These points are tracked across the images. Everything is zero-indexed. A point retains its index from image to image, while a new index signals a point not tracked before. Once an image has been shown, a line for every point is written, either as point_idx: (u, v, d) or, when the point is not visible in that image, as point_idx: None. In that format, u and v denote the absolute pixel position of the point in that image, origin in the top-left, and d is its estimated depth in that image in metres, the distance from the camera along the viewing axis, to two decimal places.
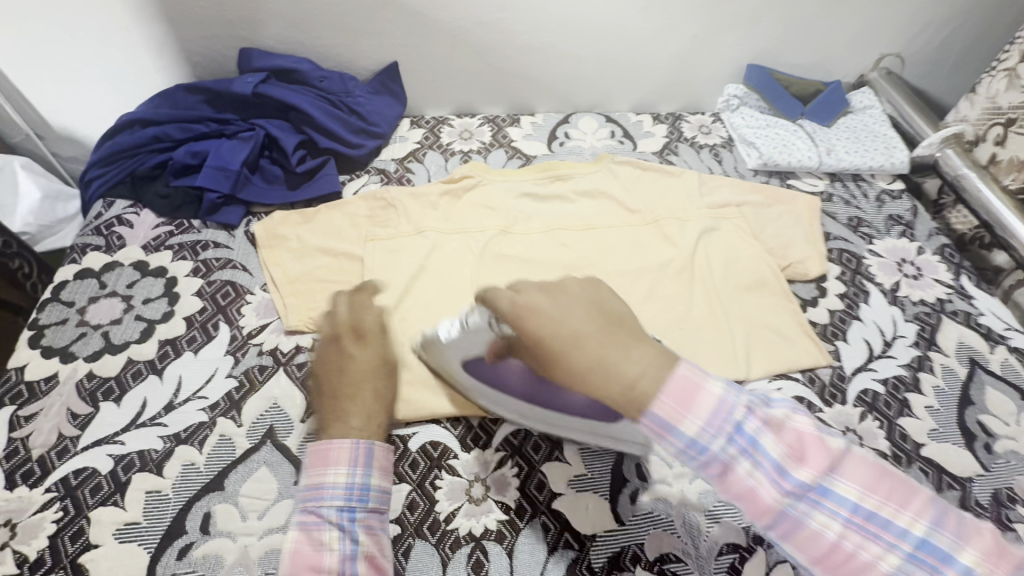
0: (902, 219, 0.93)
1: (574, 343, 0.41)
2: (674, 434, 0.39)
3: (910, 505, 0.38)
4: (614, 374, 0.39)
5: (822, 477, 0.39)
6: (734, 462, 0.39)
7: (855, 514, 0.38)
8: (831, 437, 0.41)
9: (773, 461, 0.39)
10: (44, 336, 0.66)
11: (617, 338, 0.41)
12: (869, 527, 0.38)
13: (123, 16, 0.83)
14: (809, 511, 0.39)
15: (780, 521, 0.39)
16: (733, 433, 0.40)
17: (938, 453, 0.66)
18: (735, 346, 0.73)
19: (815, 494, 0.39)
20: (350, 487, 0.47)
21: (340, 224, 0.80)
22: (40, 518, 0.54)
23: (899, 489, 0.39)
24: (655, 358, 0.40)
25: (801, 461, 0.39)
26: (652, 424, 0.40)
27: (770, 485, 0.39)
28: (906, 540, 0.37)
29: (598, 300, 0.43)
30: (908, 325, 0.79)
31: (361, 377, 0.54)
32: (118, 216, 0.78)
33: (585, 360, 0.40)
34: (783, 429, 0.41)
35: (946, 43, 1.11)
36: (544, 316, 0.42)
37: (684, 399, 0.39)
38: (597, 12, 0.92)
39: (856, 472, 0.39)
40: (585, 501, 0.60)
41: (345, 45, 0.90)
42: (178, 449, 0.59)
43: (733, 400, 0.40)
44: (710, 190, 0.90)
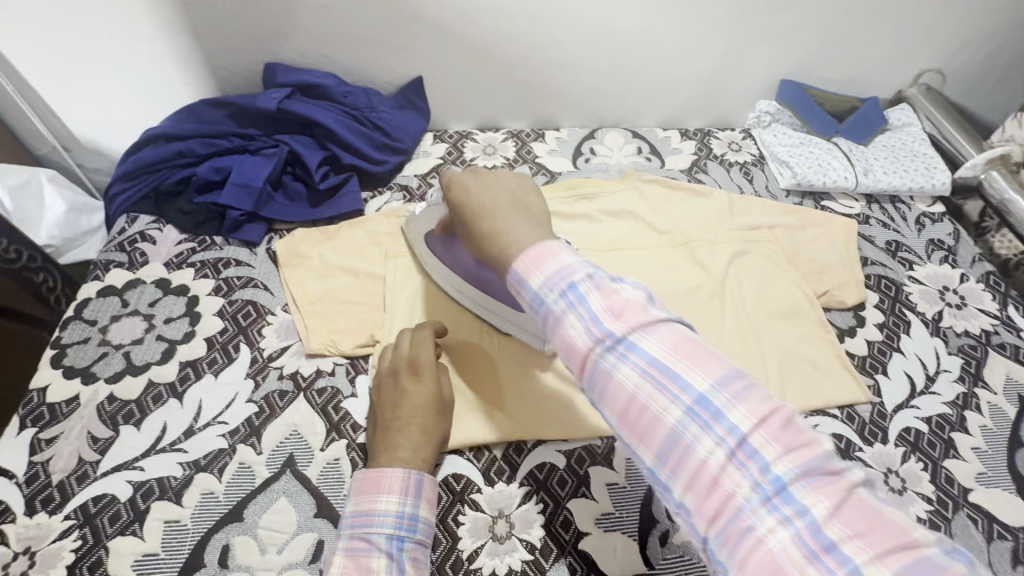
0: (943, 244, 0.89)
1: (482, 212, 0.52)
2: (524, 286, 0.46)
3: (706, 369, 0.39)
4: (498, 237, 0.49)
5: (632, 333, 0.40)
6: (561, 315, 0.43)
7: (652, 369, 0.39)
8: (658, 309, 0.42)
9: (592, 314, 0.42)
10: (66, 356, 0.66)
11: (517, 212, 0.51)
12: (663, 381, 0.39)
13: (150, 30, 0.83)
14: (615, 362, 0.40)
15: (591, 371, 0.41)
16: (567, 289, 0.43)
17: (987, 499, 0.63)
18: (768, 377, 0.71)
19: (623, 347, 0.40)
20: (400, 516, 0.49)
21: (362, 243, 0.79)
22: (60, 546, 0.53)
23: (703, 356, 0.39)
24: (542, 233, 0.49)
25: (617, 317, 0.41)
26: (512, 280, 0.47)
27: (585, 335, 0.41)
28: (693, 396, 0.38)
29: (516, 191, 0.54)
30: (952, 358, 0.75)
31: (412, 404, 0.57)
32: (141, 232, 0.78)
33: (485, 222, 0.51)
34: (613, 293, 0.43)
35: (990, 58, 1.06)
36: (465, 189, 0.55)
37: (537, 259, 0.45)
38: (627, 27, 0.90)
39: (665, 336, 0.40)
40: (613, 541, 0.58)
41: (370, 60, 0.89)
42: (197, 477, 0.58)
43: (577, 266, 0.44)
44: (741, 211, 0.87)
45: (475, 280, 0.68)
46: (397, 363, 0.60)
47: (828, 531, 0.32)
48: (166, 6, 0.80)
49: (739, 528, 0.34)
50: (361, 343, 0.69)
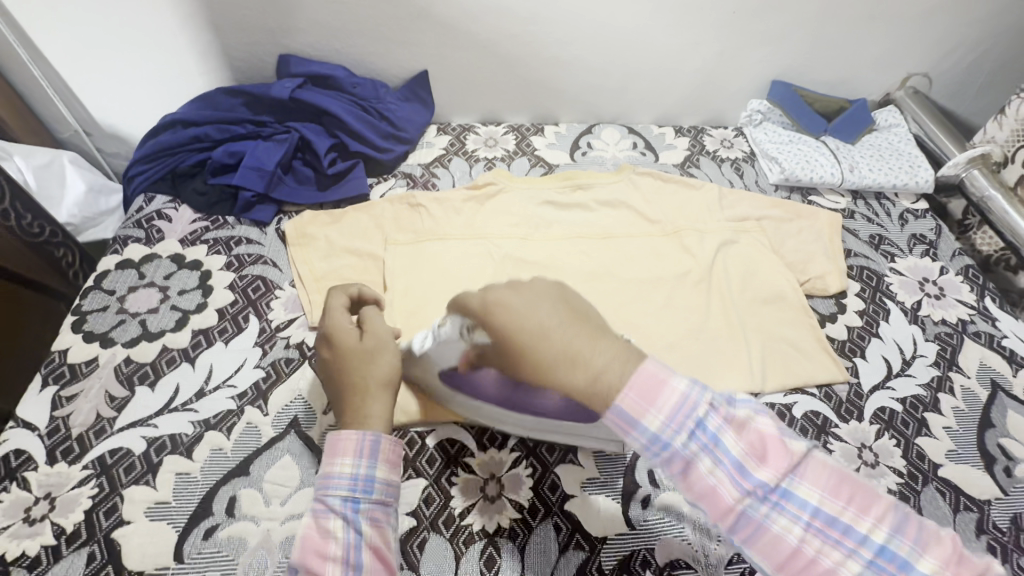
0: (924, 238, 0.92)
1: (540, 337, 0.39)
2: (639, 429, 0.39)
3: (870, 510, 0.37)
4: (579, 364, 0.39)
5: (782, 478, 0.38)
6: (695, 460, 0.39)
7: (815, 518, 0.37)
8: (795, 440, 0.40)
9: (734, 460, 0.38)
10: (86, 321, 0.70)
11: (586, 330, 0.40)
12: (831, 533, 0.37)
13: (172, 22, 0.88)
14: (771, 514, 0.37)
15: (742, 524, 0.38)
16: (696, 429, 0.39)
17: (956, 474, 0.66)
18: (751, 358, 0.74)
19: (777, 496, 0.38)
20: (356, 478, 0.48)
21: (366, 225, 0.83)
22: (78, 493, 0.57)
23: (861, 494, 0.38)
24: (621, 348, 0.40)
25: (762, 462, 0.38)
26: (616, 419, 0.39)
27: (730, 484, 0.38)
28: (870, 545, 0.36)
29: (563, 295, 0.42)
30: (929, 344, 0.78)
31: (345, 365, 0.56)
32: (158, 211, 0.82)
33: (554, 351, 0.39)
34: (745, 428, 0.40)
35: (975, 64, 1.10)
36: (508, 310, 0.41)
37: (648, 393, 0.39)
38: (624, 28, 0.95)
39: (817, 475, 0.38)
40: (596, 503, 0.61)
41: (379, 54, 0.94)
42: (207, 435, 0.62)
43: (696, 396, 0.39)
44: (730, 204, 0.91)
45: (515, 406, 0.58)
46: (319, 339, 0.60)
47: None
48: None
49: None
50: None
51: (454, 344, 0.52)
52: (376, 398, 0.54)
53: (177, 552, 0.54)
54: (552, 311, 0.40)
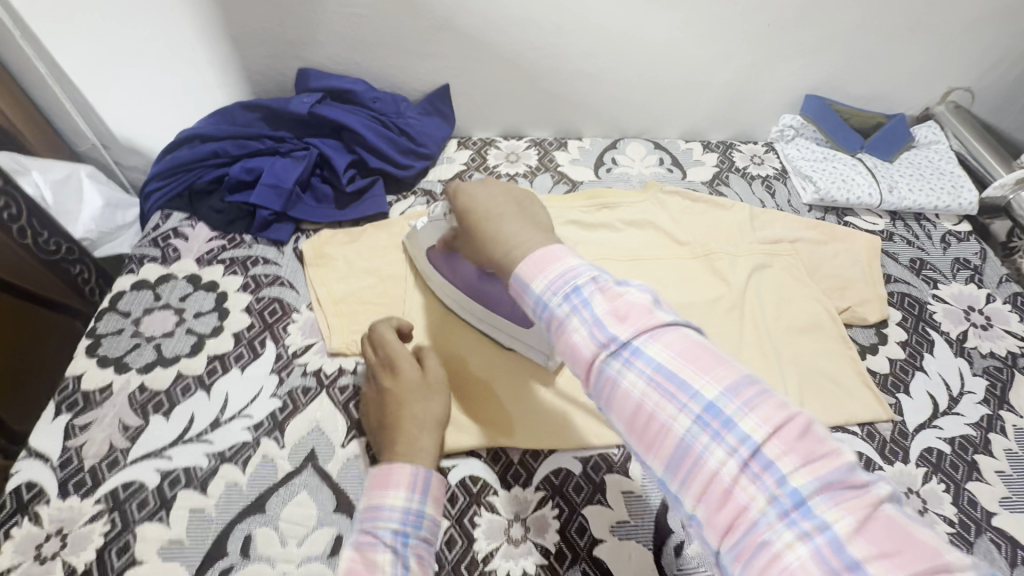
0: (969, 263, 0.88)
1: (483, 217, 0.53)
2: (529, 292, 0.45)
3: (712, 373, 0.38)
4: (502, 240, 0.50)
5: (636, 337, 0.40)
6: (566, 321, 0.42)
7: (658, 374, 0.39)
8: (662, 311, 0.42)
9: (597, 318, 0.41)
10: (100, 345, 0.68)
11: (520, 218, 0.52)
12: (668, 387, 0.38)
13: (191, 35, 0.86)
14: (620, 367, 0.40)
15: (597, 378, 0.41)
16: (572, 294, 0.43)
17: (1011, 524, 0.62)
18: (787, 391, 0.70)
19: (627, 353, 0.40)
20: (407, 511, 0.48)
21: (386, 246, 0.81)
22: (90, 529, 0.55)
23: (711, 361, 0.39)
24: (544, 237, 0.49)
25: (621, 321, 0.41)
26: (516, 287, 0.47)
27: (591, 340, 0.41)
28: (702, 403, 0.37)
29: (515, 197, 0.55)
30: (977, 379, 0.74)
31: (402, 398, 0.58)
32: (175, 229, 0.81)
33: (489, 228, 0.52)
34: (618, 296, 0.42)
35: (1020, 78, 1.05)
36: (469, 198, 0.55)
37: (540, 263, 0.45)
38: (652, 39, 0.91)
39: (671, 340, 0.40)
40: (627, 549, 0.58)
41: (399, 67, 0.91)
42: (222, 468, 0.60)
43: (581, 270, 0.44)
44: (762, 225, 0.87)
45: (483, 301, 0.69)
46: (376, 368, 0.61)
47: (846, 544, 0.31)
48: (207, 13, 0.83)
49: (756, 547, 0.33)
50: None
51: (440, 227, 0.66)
52: (427, 433, 0.56)
53: None
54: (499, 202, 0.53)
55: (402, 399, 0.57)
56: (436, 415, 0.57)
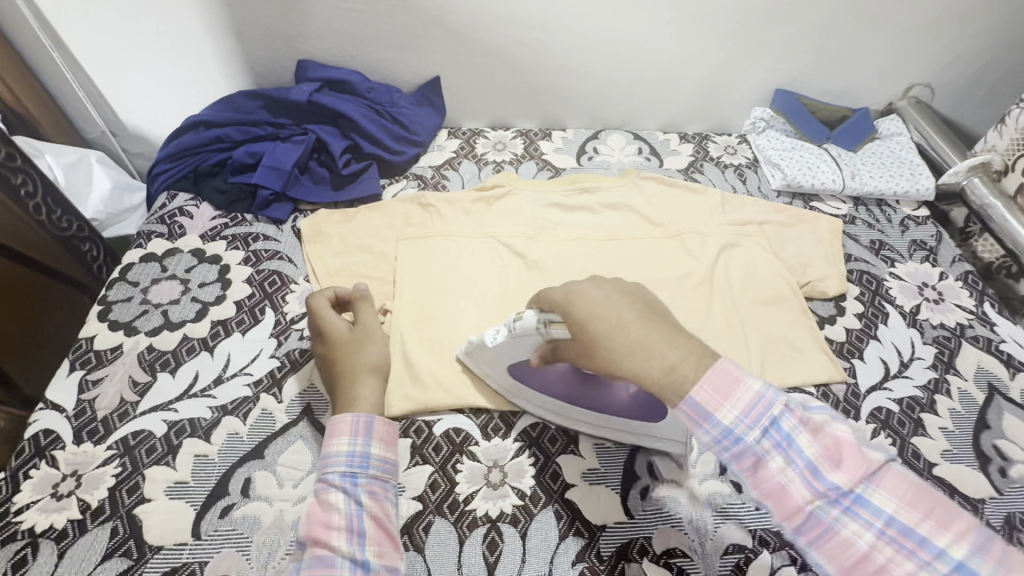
0: (925, 244, 0.94)
1: (619, 325, 0.43)
2: (711, 421, 0.41)
3: (947, 525, 0.36)
4: (656, 356, 0.42)
5: (856, 484, 0.38)
6: (766, 456, 0.40)
7: (888, 526, 0.37)
8: (871, 450, 0.40)
9: (806, 460, 0.40)
10: (111, 311, 0.73)
11: (659, 324, 0.43)
12: (905, 543, 0.36)
13: (197, 28, 0.92)
14: (841, 517, 0.38)
15: (811, 524, 0.39)
16: (773, 430, 0.41)
17: (950, 474, 0.67)
18: (750, 357, 0.76)
19: (848, 501, 0.38)
20: (352, 455, 0.51)
21: (377, 224, 0.86)
22: (103, 471, 0.60)
23: (941, 509, 0.37)
24: (699, 345, 0.43)
25: (835, 465, 0.39)
26: (688, 411, 0.41)
27: (803, 484, 0.39)
28: (946, 559, 0.35)
29: (629, 287, 0.47)
30: (927, 347, 0.80)
31: (339, 355, 0.61)
32: (180, 208, 0.86)
33: (630, 342, 0.42)
34: (820, 432, 0.41)
35: (978, 74, 1.12)
36: (591, 300, 0.45)
37: (723, 388, 0.41)
38: (630, 36, 0.97)
39: (891, 485, 0.38)
40: (597, 492, 0.63)
41: (393, 60, 0.97)
42: (224, 419, 0.65)
43: (772, 397, 0.41)
44: (732, 209, 0.93)
45: (578, 398, 0.64)
46: (313, 336, 0.64)
47: None
48: (212, 7, 0.89)
49: None
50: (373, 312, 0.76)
51: (531, 337, 0.56)
52: (368, 381, 0.59)
53: (195, 530, 0.57)
54: (629, 306, 0.44)
55: (342, 354, 0.61)
56: (376, 363, 0.61)
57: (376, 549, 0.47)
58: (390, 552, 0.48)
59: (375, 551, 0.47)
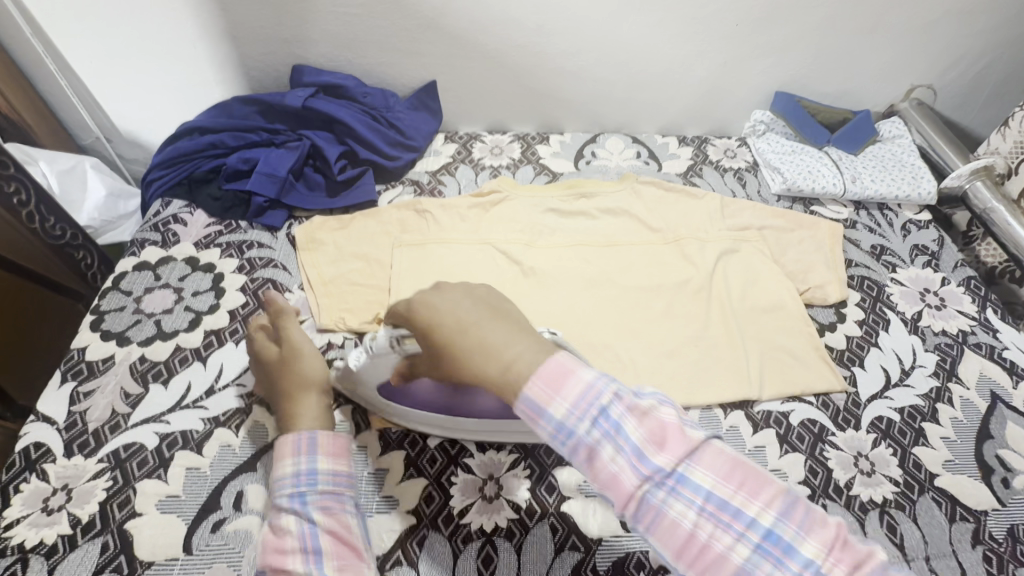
0: (927, 249, 0.93)
1: (459, 329, 0.45)
2: (545, 418, 0.41)
3: (760, 495, 0.38)
4: (493, 355, 0.43)
5: (679, 463, 0.39)
6: (598, 447, 0.40)
7: (708, 502, 0.38)
8: (693, 428, 0.41)
9: (633, 445, 0.40)
10: (104, 320, 0.73)
11: (502, 327, 0.46)
12: (722, 516, 0.38)
13: (191, 34, 0.91)
14: (667, 498, 0.38)
15: (644, 511, 0.39)
16: (600, 418, 0.41)
17: (952, 485, 0.66)
18: (749, 365, 0.75)
19: (673, 481, 0.39)
20: (298, 477, 0.51)
21: (373, 231, 0.85)
22: (93, 485, 0.59)
23: (754, 478, 0.39)
24: (535, 340, 0.45)
25: (659, 448, 0.39)
26: (526, 410, 0.42)
27: (630, 469, 0.39)
28: (755, 527, 0.37)
29: (473, 291, 0.50)
30: (928, 354, 0.79)
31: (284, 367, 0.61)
32: (174, 215, 0.85)
33: (471, 344, 0.45)
34: (647, 416, 0.41)
35: (981, 75, 1.11)
36: (432, 308, 0.48)
37: (555, 381, 0.42)
38: (628, 38, 0.96)
39: (710, 461, 0.39)
40: (593, 505, 0.62)
41: (389, 65, 0.97)
42: (216, 431, 0.64)
43: (601, 386, 0.42)
44: (732, 213, 0.92)
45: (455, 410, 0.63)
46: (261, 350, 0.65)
47: None
48: (206, 11, 0.88)
49: None
50: (367, 321, 0.76)
51: (386, 357, 0.58)
52: (307, 397, 0.59)
53: (186, 544, 0.56)
54: (470, 308, 0.47)
55: (281, 369, 0.62)
56: (314, 377, 0.61)
57: (336, 563, 0.47)
58: (352, 562, 0.48)
59: (333, 565, 0.46)
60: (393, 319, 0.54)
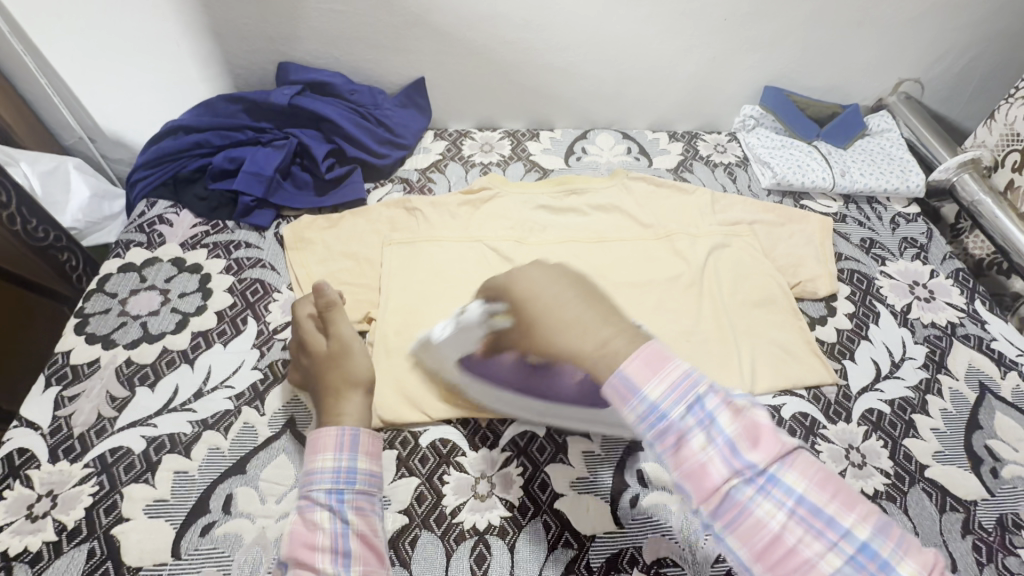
0: (916, 242, 0.93)
1: (552, 308, 0.46)
2: (637, 397, 0.42)
3: (855, 509, 0.39)
4: (587, 333, 0.44)
5: (771, 463, 0.40)
6: (689, 434, 0.41)
7: (799, 506, 0.39)
8: (787, 434, 0.42)
9: (727, 438, 0.40)
10: (88, 324, 0.72)
11: (596, 309, 0.46)
12: (814, 522, 0.39)
13: (173, 31, 0.90)
14: (757, 496, 0.39)
15: (728, 503, 0.40)
16: (695, 406, 0.42)
17: (942, 476, 0.67)
18: (740, 359, 0.75)
19: (764, 480, 0.40)
20: (336, 472, 0.52)
21: (362, 229, 0.85)
22: (79, 490, 0.58)
23: (846, 492, 0.40)
24: (629, 326, 0.45)
25: (753, 446, 0.40)
26: (617, 386, 0.42)
27: (720, 461, 0.40)
28: (849, 540, 0.38)
29: (569, 271, 0.49)
30: (918, 347, 0.79)
31: (320, 370, 0.60)
32: (160, 215, 0.84)
33: (563, 321, 0.45)
34: (742, 413, 0.42)
35: (967, 68, 1.11)
36: (529, 283, 0.48)
37: (652, 364, 0.42)
38: (616, 33, 0.96)
39: (802, 467, 0.40)
40: (585, 502, 0.62)
41: (376, 62, 0.96)
42: (205, 434, 0.63)
43: (697, 376, 0.43)
44: (722, 208, 0.92)
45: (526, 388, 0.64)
46: (297, 346, 0.65)
47: None
48: (189, 9, 0.87)
49: None
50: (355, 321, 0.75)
51: (473, 331, 0.60)
52: (351, 397, 0.58)
53: (174, 549, 0.56)
54: (564, 288, 0.47)
55: (322, 369, 0.60)
56: (360, 376, 0.60)
57: (362, 567, 0.47)
58: (375, 569, 0.48)
59: (360, 570, 0.47)
60: (485, 293, 0.55)
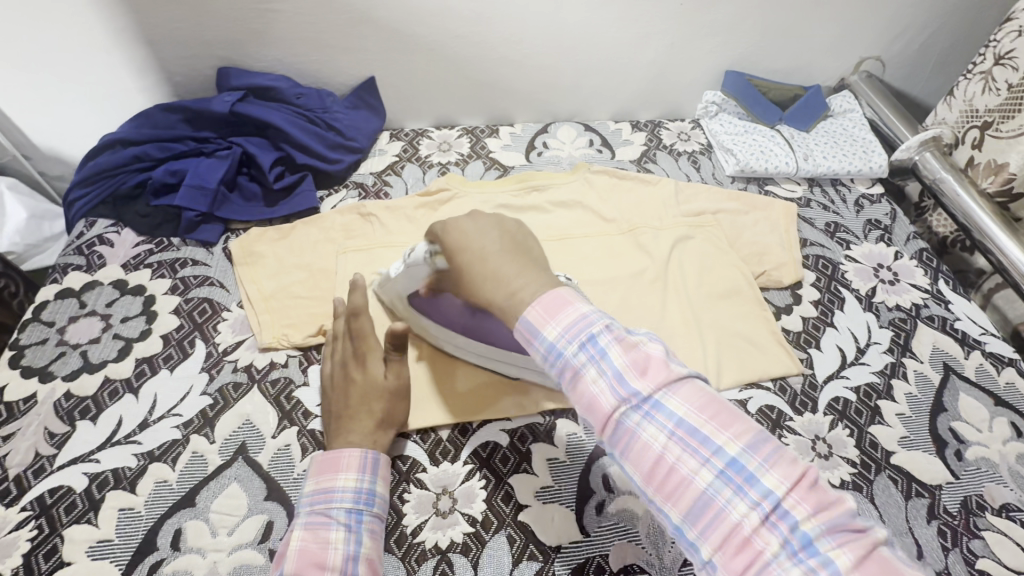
0: (880, 223, 0.93)
1: (479, 256, 0.50)
2: (538, 338, 0.44)
3: (732, 428, 0.38)
4: (502, 283, 0.48)
5: (656, 390, 0.40)
6: (582, 368, 0.42)
7: (679, 427, 0.38)
8: (678, 364, 0.42)
9: (615, 369, 0.41)
10: (23, 356, 0.68)
11: (517, 262, 0.49)
12: (691, 442, 0.38)
13: (102, 40, 0.85)
14: (640, 421, 0.39)
15: (617, 431, 0.40)
16: (587, 343, 0.42)
17: (908, 461, 0.67)
18: (705, 354, 0.74)
19: (649, 406, 0.39)
20: (357, 492, 0.54)
21: (315, 239, 0.81)
22: (15, 536, 0.55)
23: (727, 415, 0.39)
24: (546, 278, 0.48)
25: (640, 374, 0.40)
26: (522, 329, 0.45)
27: (609, 391, 0.40)
28: (724, 458, 0.37)
29: (504, 224, 0.53)
30: (883, 331, 0.79)
31: (366, 395, 0.60)
32: (99, 236, 0.80)
33: (486, 270, 0.49)
34: (635, 347, 0.42)
35: (926, 44, 1.11)
36: (462, 232, 0.53)
37: (552, 308, 0.44)
38: (570, 22, 0.93)
39: (689, 394, 0.40)
40: (550, 512, 0.60)
41: (324, 62, 0.92)
42: (152, 467, 0.61)
43: (595, 317, 0.43)
44: (687, 198, 0.90)
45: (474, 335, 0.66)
46: (350, 353, 0.63)
47: None
48: (117, 15, 0.82)
49: None
50: (311, 334, 0.72)
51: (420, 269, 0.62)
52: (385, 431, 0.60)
53: None
54: (492, 237, 0.51)
55: (371, 397, 0.60)
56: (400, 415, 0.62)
57: None
58: None
59: None
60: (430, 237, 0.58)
